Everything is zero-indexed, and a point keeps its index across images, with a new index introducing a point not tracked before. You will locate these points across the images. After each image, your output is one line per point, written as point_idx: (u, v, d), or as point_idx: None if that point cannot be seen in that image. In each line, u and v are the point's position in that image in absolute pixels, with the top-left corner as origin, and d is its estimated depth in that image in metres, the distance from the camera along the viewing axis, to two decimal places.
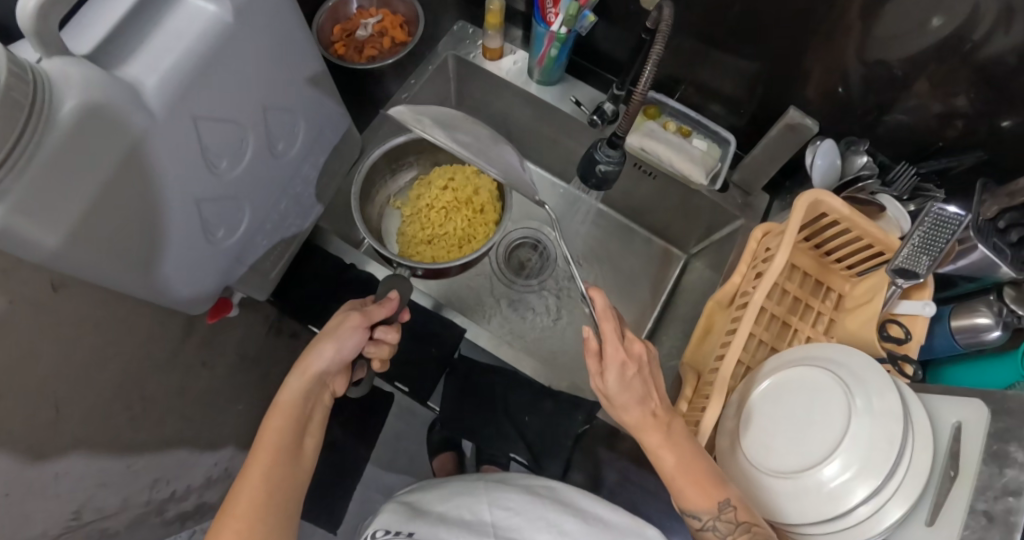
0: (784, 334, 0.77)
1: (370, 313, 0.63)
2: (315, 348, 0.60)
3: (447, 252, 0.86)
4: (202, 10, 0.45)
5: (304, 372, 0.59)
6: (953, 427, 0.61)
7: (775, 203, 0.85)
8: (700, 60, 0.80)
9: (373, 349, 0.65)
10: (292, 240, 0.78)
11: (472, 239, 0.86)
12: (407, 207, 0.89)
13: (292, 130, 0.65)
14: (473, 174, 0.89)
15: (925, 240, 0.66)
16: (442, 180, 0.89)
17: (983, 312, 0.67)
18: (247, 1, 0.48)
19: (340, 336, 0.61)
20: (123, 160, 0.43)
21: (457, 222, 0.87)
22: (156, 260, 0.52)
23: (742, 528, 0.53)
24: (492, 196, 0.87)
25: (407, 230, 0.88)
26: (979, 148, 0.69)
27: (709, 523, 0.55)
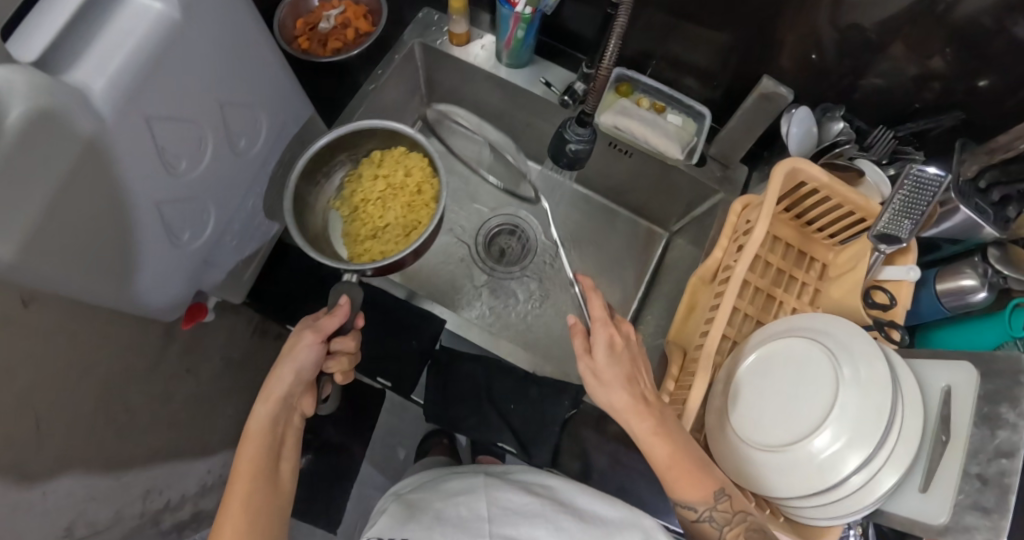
0: (769, 306, 0.77)
1: (321, 327, 0.63)
2: (275, 375, 0.62)
3: (395, 243, 0.80)
4: (148, 8, 0.46)
5: (268, 398, 0.61)
6: (943, 392, 0.60)
7: (755, 174, 0.84)
8: (671, 34, 0.79)
9: (334, 364, 0.66)
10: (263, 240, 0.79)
11: (418, 224, 0.80)
12: (343, 206, 0.80)
13: (254, 128, 0.65)
14: (401, 156, 0.79)
15: (906, 203, 0.65)
16: (371, 170, 0.79)
17: (968, 273, 0.67)
18: None
19: (296, 356, 0.62)
20: (77, 161, 0.44)
21: (397, 212, 0.80)
22: (121, 263, 0.53)
23: (738, 518, 0.55)
24: (425, 172, 0.78)
25: (350, 229, 0.80)
26: (957, 108, 0.69)
27: (704, 515, 0.57)
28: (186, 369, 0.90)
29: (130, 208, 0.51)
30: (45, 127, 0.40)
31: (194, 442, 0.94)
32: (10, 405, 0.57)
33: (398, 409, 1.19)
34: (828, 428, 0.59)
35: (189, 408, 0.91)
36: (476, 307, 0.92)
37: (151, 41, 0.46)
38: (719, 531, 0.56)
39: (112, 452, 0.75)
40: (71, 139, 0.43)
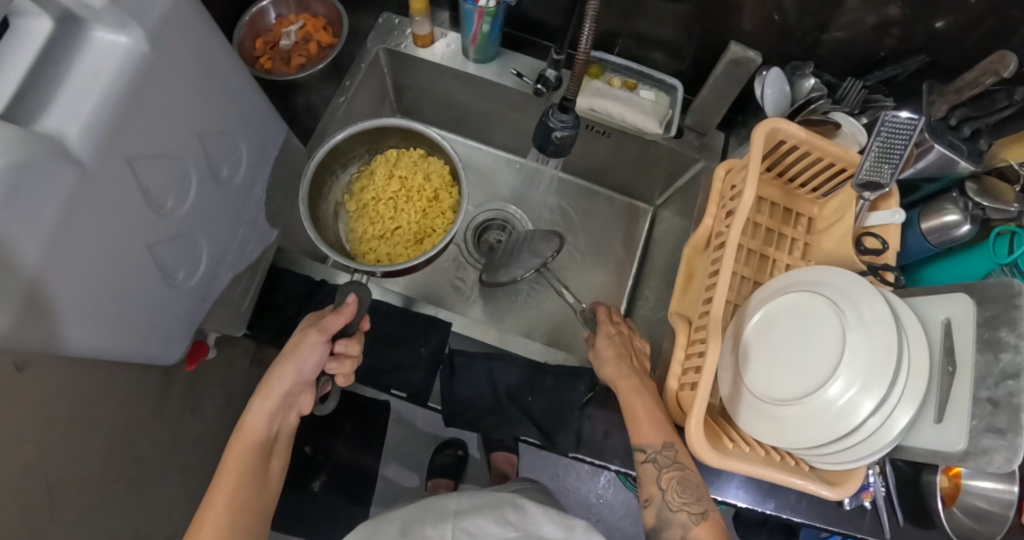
0: (764, 266, 0.77)
1: (326, 325, 0.64)
2: (276, 372, 0.63)
3: (405, 248, 0.82)
4: (113, 43, 0.44)
5: (267, 396, 0.62)
6: (943, 324, 0.62)
7: (731, 139, 0.84)
8: (634, 11, 0.79)
9: (336, 366, 0.66)
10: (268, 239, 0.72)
11: (431, 232, 0.83)
12: (353, 201, 0.82)
13: (236, 155, 0.61)
14: (420, 159, 0.82)
15: (884, 148, 0.67)
16: (385, 168, 0.81)
17: (950, 210, 0.71)
18: (160, 24, 0.47)
19: (299, 356, 0.63)
20: (30, 293, 0.41)
21: (410, 214, 0.83)
22: (114, 316, 0.51)
23: (676, 465, 0.61)
24: (445, 180, 0.82)
25: (357, 226, 0.82)
26: (922, 51, 0.72)
27: (651, 456, 0.62)
28: (190, 408, 0.87)
29: (117, 258, 0.49)
30: (13, 212, 0.38)
31: (206, 482, 0.91)
32: (13, 468, 0.55)
33: (406, 419, 1.19)
34: (851, 376, 0.60)
35: (197, 448, 0.89)
36: (473, 306, 0.92)
37: (122, 77, 0.45)
38: (657, 472, 0.61)
39: (125, 504, 0.73)
40: (31, 236, 0.40)
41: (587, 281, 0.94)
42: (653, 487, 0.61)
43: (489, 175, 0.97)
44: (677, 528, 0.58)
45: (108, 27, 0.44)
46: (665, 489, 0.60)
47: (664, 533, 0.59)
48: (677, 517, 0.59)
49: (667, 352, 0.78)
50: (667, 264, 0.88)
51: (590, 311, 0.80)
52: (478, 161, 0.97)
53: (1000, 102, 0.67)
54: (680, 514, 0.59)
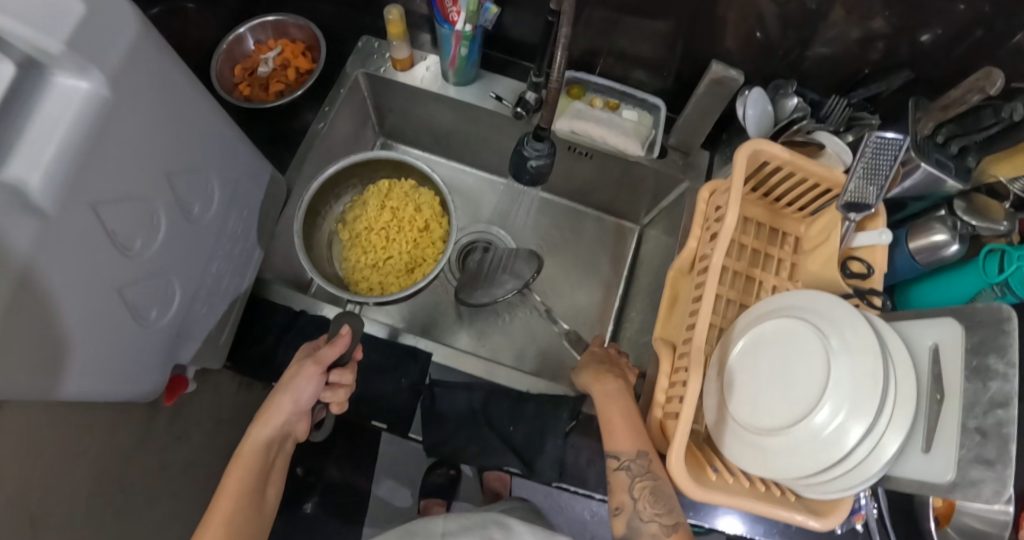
0: (750, 287, 0.76)
1: (321, 357, 0.63)
2: (274, 400, 0.63)
3: (396, 278, 0.81)
4: (74, 90, 0.43)
5: (266, 422, 0.63)
6: (931, 350, 0.61)
7: (717, 158, 0.83)
8: (615, 29, 0.78)
9: (330, 396, 0.66)
10: (246, 264, 0.70)
11: (422, 262, 0.82)
12: (346, 230, 0.82)
13: (207, 191, 0.60)
14: (411, 190, 0.82)
15: (870, 167, 0.66)
16: (378, 200, 0.82)
17: (938, 229, 0.70)
18: (122, 67, 0.46)
19: (296, 387, 0.64)
20: (21, 278, 0.41)
21: (402, 244, 0.82)
22: (84, 361, 0.49)
23: (648, 474, 0.61)
24: (435, 211, 0.82)
25: (350, 255, 0.82)
26: (907, 66, 0.71)
27: (625, 464, 0.61)
28: (176, 438, 0.86)
29: (85, 303, 0.48)
30: None
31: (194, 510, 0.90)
32: None
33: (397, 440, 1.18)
34: (838, 407, 0.58)
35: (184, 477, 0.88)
36: (460, 337, 0.89)
37: (84, 123, 0.44)
38: (630, 480, 0.60)
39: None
40: None
41: (577, 300, 0.92)
42: (625, 495, 0.61)
43: (475, 197, 0.96)
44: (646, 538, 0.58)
45: (69, 73, 0.43)
46: (637, 498, 0.60)
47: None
48: (648, 528, 0.59)
49: (653, 377, 0.76)
50: (653, 284, 0.86)
51: (574, 332, 0.88)
52: (463, 183, 0.96)
53: (987, 119, 0.65)
54: (651, 526, 0.59)
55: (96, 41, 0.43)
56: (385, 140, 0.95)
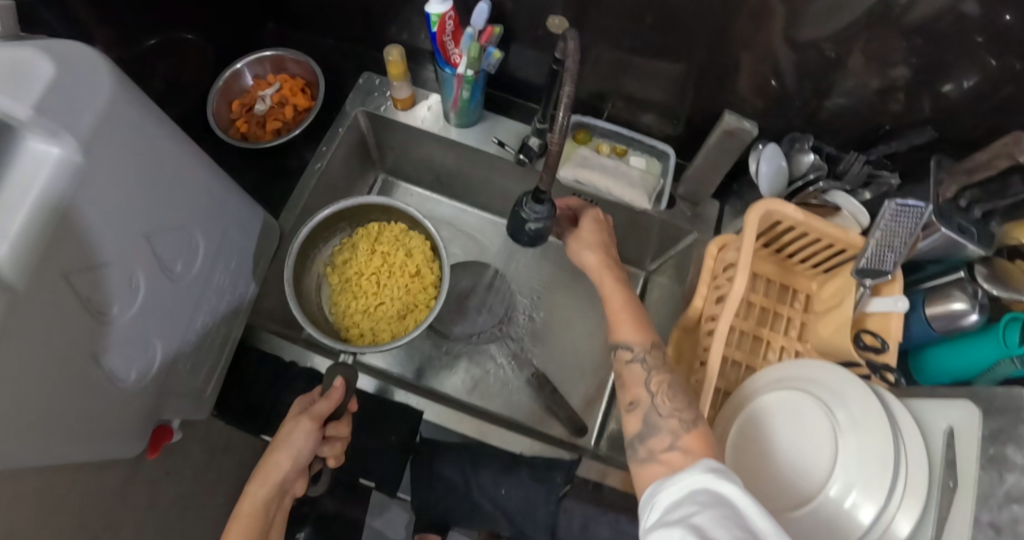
0: (757, 348, 0.73)
1: (318, 413, 0.61)
2: (271, 458, 0.59)
3: (389, 325, 0.78)
4: (45, 154, 0.41)
5: (264, 481, 0.58)
6: (945, 433, 0.58)
7: (727, 209, 0.80)
8: (625, 70, 0.76)
9: (327, 450, 0.63)
10: (234, 316, 0.69)
11: (415, 306, 0.79)
12: (336, 274, 0.80)
13: (191, 250, 0.58)
14: (400, 234, 0.81)
15: (887, 235, 0.63)
16: (368, 244, 0.80)
17: (958, 296, 0.66)
18: (95, 127, 0.44)
19: (293, 443, 0.60)
20: None
21: (393, 289, 0.80)
22: (55, 433, 0.47)
23: (664, 369, 0.57)
24: (425, 255, 0.80)
25: (340, 300, 0.80)
26: (929, 124, 0.67)
27: (638, 357, 0.58)
28: None
29: (56, 376, 0.45)
30: None
31: None
32: None
33: None
34: (846, 494, 0.55)
35: None
36: (454, 375, 0.81)
37: (56, 190, 0.41)
38: (646, 373, 0.57)
39: None
40: None
41: (574, 347, 0.85)
42: (641, 389, 0.56)
43: (475, 236, 0.91)
44: (664, 434, 0.52)
45: (40, 138, 0.41)
46: (655, 392, 0.55)
47: (649, 437, 0.52)
48: (665, 425, 0.52)
49: None
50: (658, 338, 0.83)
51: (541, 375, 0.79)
52: (466, 225, 0.91)
53: (1015, 187, 0.64)
54: (669, 420, 0.52)
55: (68, 106, 0.41)
56: (385, 177, 0.91)
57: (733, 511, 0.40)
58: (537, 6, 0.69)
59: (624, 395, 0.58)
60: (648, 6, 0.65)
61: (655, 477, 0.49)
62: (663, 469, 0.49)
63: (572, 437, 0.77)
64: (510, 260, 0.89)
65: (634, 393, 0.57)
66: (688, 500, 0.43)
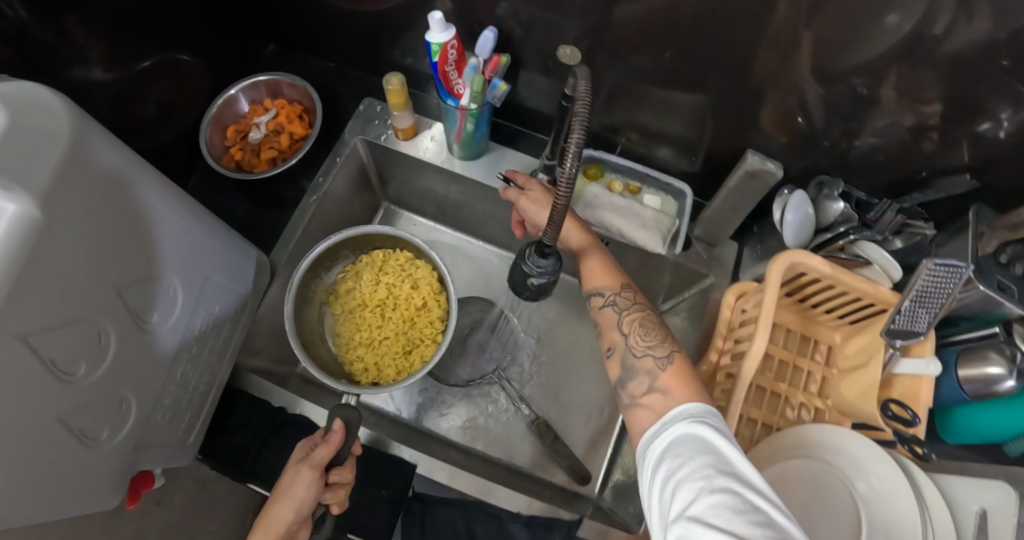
0: (775, 405, 0.68)
1: (318, 460, 0.55)
2: (272, 509, 0.55)
3: (394, 361, 0.74)
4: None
5: (265, 532, 0.54)
6: (978, 515, 0.53)
7: (745, 251, 0.76)
8: (639, 101, 0.71)
9: (330, 497, 0.58)
10: (219, 361, 0.66)
11: (420, 342, 0.75)
12: (339, 304, 0.77)
13: (169, 299, 0.55)
14: (407, 263, 0.77)
15: (923, 295, 0.58)
16: (372, 273, 0.76)
17: (994, 360, 0.61)
18: (56, 179, 0.41)
19: (294, 493, 0.55)
20: None
21: (397, 323, 0.76)
22: (20, 501, 0.44)
23: (636, 308, 0.57)
24: (432, 287, 0.76)
25: (342, 331, 0.76)
26: (967, 171, 0.62)
27: (609, 301, 0.59)
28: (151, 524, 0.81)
29: (16, 449, 0.42)
30: None
31: None
32: None
33: None
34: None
35: None
36: (451, 419, 0.77)
37: (13, 251, 0.38)
38: (618, 315, 0.57)
39: None
40: None
41: (580, 390, 0.80)
42: (615, 332, 0.57)
43: (480, 269, 0.86)
44: (643, 375, 0.52)
45: None
46: (627, 333, 0.55)
47: (628, 382, 0.53)
48: (642, 364, 0.53)
49: None
50: None
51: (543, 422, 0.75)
52: (470, 256, 0.87)
53: None
54: (644, 361, 0.53)
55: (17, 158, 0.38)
56: (389, 205, 0.88)
57: (717, 459, 0.42)
58: (549, 37, 0.65)
59: (602, 340, 0.58)
60: (665, 39, 0.61)
61: (644, 423, 0.50)
62: (648, 414, 0.50)
63: (575, 485, 0.73)
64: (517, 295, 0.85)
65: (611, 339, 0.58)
66: (673, 452, 0.44)
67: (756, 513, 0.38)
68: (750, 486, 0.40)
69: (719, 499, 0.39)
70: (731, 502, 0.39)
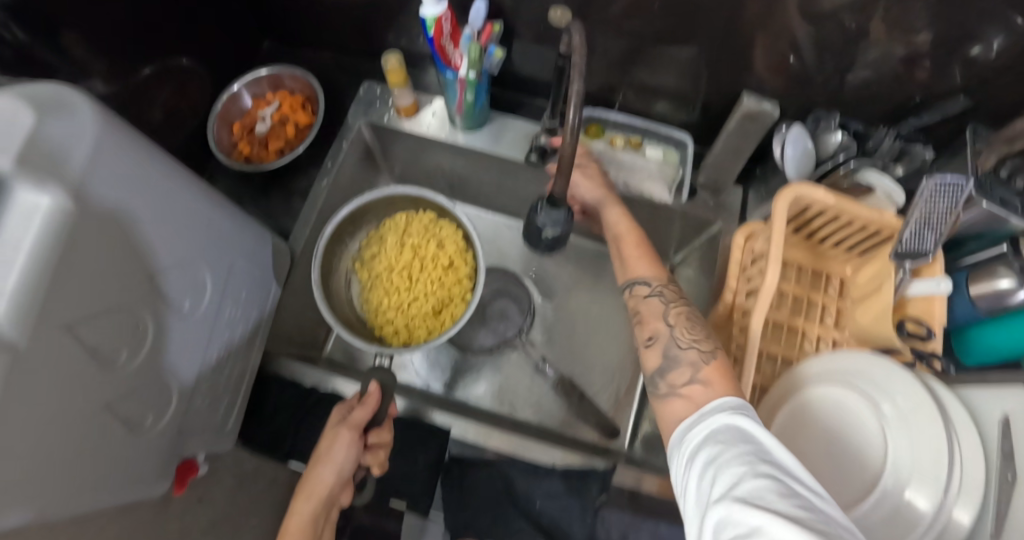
0: (794, 339, 0.70)
1: (356, 421, 0.58)
2: (314, 472, 0.57)
3: (424, 320, 0.76)
4: (34, 207, 0.38)
5: (311, 495, 0.57)
6: (1002, 421, 0.53)
7: (751, 194, 0.78)
8: (633, 59, 0.72)
9: (370, 458, 0.61)
10: (250, 346, 0.68)
11: (450, 301, 0.77)
12: (365, 270, 0.78)
13: (198, 286, 0.57)
14: (431, 223, 0.78)
15: (926, 214, 0.60)
16: (396, 236, 0.78)
17: (1004, 273, 0.62)
18: (87, 168, 0.42)
19: (334, 457, 0.58)
20: None
21: (427, 284, 0.77)
22: (73, 485, 0.46)
23: (681, 303, 0.57)
24: (458, 245, 0.77)
25: (371, 296, 0.78)
26: (961, 93, 0.64)
27: (655, 292, 0.58)
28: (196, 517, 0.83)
29: (68, 435, 0.44)
30: None
31: None
32: None
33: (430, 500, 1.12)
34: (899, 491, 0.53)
35: None
36: (477, 385, 0.79)
37: (53, 242, 0.39)
38: (665, 306, 0.57)
39: None
40: None
41: (603, 346, 0.81)
42: (659, 322, 0.56)
43: (491, 240, 0.87)
44: (686, 365, 0.51)
45: (29, 189, 0.38)
46: (673, 324, 0.55)
47: (669, 372, 0.51)
48: (685, 355, 0.52)
49: None
50: None
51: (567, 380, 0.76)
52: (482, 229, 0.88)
53: None
54: (689, 352, 0.52)
55: (50, 152, 0.39)
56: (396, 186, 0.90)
57: (758, 447, 0.40)
58: (539, 5, 0.66)
59: (641, 330, 0.57)
60: None
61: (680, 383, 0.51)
62: (686, 405, 0.48)
63: (605, 440, 0.75)
64: (530, 260, 0.86)
65: (651, 329, 0.56)
66: (712, 440, 0.43)
67: (800, 499, 0.37)
68: (794, 475, 0.39)
69: (763, 481, 0.37)
70: (774, 485, 0.37)
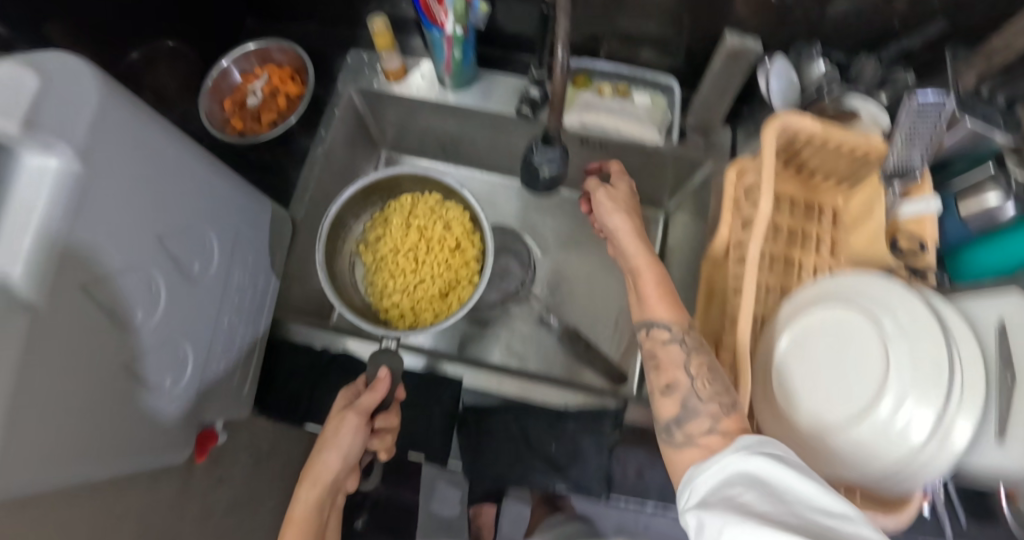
0: (790, 270, 0.70)
1: (364, 406, 0.58)
2: (320, 456, 0.57)
3: (429, 303, 0.78)
4: (44, 167, 0.38)
5: (316, 481, 0.56)
6: (998, 326, 0.56)
7: (740, 133, 0.79)
8: (615, 8, 0.73)
9: (377, 442, 0.61)
10: (258, 311, 0.69)
11: (457, 283, 0.78)
12: (369, 252, 0.79)
13: (205, 250, 0.57)
14: (436, 204, 0.79)
15: (912, 133, 0.62)
16: (402, 218, 0.79)
17: (990, 189, 0.63)
18: (95, 127, 0.41)
19: (341, 441, 0.57)
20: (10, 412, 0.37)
21: (434, 266, 0.79)
22: (99, 446, 0.47)
23: (703, 352, 0.53)
24: (465, 227, 0.78)
25: (377, 278, 0.79)
26: (938, 15, 0.65)
27: (676, 337, 0.54)
28: None
29: (93, 394, 0.45)
30: None
31: None
32: None
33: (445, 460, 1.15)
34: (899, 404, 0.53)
35: None
36: (484, 341, 0.80)
37: (67, 203, 0.39)
38: (685, 355, 0.53)
39: None
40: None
41: (604, 294, 0.83)
42: (677, 373, 0.53)
43: (487, 200, 0.89)
44: (704, 420, 0.49)
45: (39, 151, 0.38)
46: (694, 376, 0.52)
47: (686, 422, 0.50)
48: (705, 408, 0.50)
49: None
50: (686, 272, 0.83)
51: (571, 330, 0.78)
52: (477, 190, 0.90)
53: None
54: (709, 405, 0.50)
55: (60, 115, 0.38)
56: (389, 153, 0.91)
57: (779, 488, 0.40)
58: None
59: (658, 377, 0.54)
60: None
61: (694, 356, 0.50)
62: (702, 453, 0.48)
63: (613, 384, 0.77)
64: (528, 217, 0.87)
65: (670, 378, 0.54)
66: (731, 477, 0.43)
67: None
68: (813, 508, 0.39)
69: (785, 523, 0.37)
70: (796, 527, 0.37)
